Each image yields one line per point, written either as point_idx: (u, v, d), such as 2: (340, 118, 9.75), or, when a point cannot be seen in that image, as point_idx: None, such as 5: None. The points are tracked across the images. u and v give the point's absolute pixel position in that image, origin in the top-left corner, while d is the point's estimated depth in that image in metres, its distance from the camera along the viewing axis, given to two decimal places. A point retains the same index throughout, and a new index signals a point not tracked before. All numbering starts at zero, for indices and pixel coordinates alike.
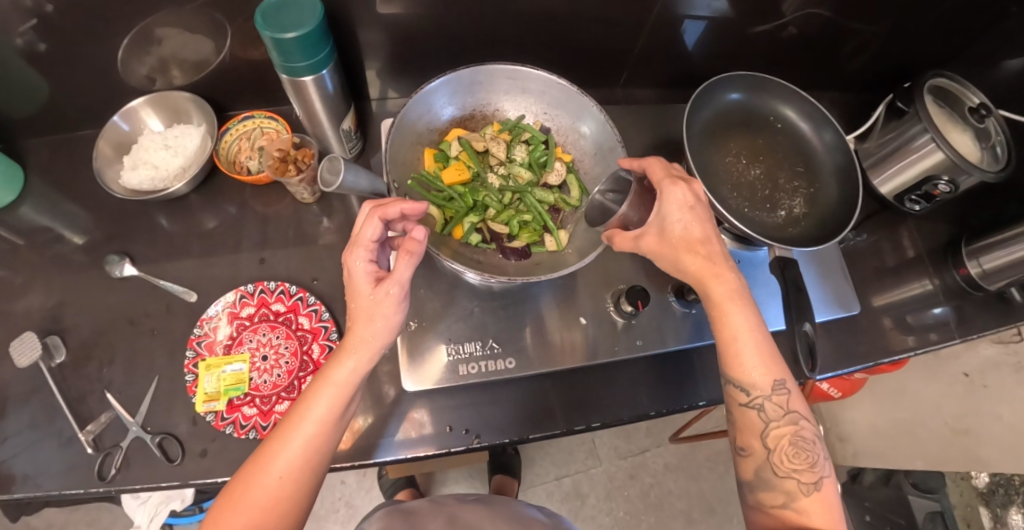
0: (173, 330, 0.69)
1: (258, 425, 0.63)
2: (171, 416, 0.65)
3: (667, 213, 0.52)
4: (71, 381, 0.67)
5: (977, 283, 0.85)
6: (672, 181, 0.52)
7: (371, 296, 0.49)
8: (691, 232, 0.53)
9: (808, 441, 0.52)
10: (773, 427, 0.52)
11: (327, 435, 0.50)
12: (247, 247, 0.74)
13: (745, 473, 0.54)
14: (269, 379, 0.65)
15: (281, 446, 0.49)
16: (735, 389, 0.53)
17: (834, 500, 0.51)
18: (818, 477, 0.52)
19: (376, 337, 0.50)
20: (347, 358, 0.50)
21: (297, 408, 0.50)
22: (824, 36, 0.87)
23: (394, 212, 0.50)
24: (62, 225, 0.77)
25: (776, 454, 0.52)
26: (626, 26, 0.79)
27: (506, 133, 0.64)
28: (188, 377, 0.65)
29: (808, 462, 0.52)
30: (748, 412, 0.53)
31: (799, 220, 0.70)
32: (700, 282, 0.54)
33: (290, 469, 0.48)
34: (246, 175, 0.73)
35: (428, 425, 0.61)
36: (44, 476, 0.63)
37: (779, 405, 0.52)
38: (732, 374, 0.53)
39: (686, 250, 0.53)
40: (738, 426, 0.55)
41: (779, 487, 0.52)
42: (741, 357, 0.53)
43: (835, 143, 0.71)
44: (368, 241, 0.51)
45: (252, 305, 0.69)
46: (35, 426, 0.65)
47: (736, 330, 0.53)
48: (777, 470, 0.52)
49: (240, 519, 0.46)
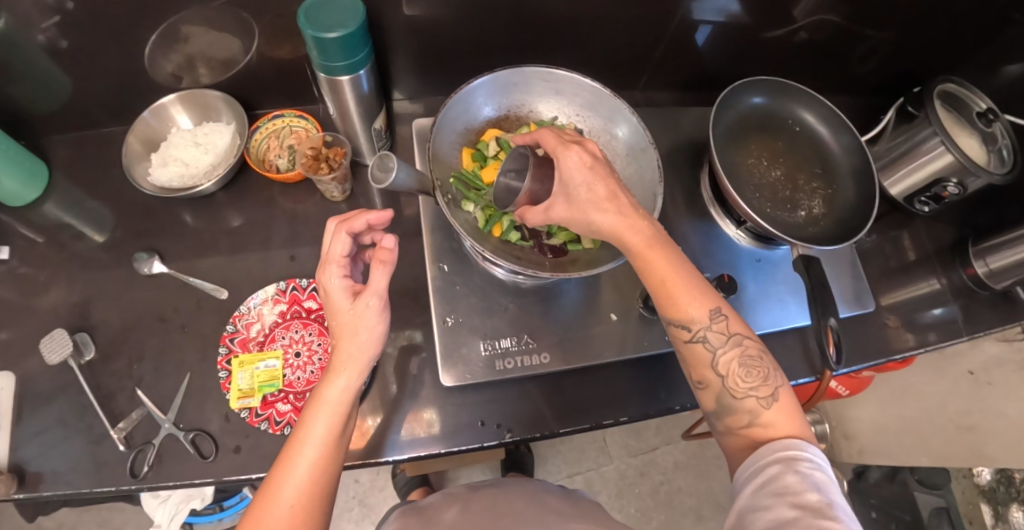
0: (203, 326, 0.69)
1: (293, 421, 0.63)
2: (203, 413, 0.65)
3: (569, 178, 0.51)
4: (100, 378, 0.67)
5: (984, 282, 0.88)
6: (564, 146, 0.52)
7: (351, 310, 0.50)
8: (594, 189, 0.52)
9: (756, 357, 0.52)
10: (720, 354, 0.52)
11: (332, 455, 0.49)
12: (277, 243, 0.74)
13: (707, 404, 0.53)
14: (302, 375, 0.66)
15: (285, 473, 0.47)
16: (676, 329, 0.53)
17: (795, 405, 0.51)
18: (774, 389, 0.51)
19: (362, 351, 0.50)
20: (338, 377, 0.50)
21: (295, 434, 0.49)
22: (834, 41, 0.89)
23: (361, 223, 0.51)
24: (85, 223, 0.77)
25: (729, 378, 0.52)
26: (645, 30, 0.81)
27: None
28: (222, 374, 0.65)
29: (761, 377, 0.52)
30: (694, 346, 0.53)
31: (818, 220, 0.72)
32: (618, 236, 0.52)
33: (300, 496, 0.47)
34: (277, 172, 0.73)
35: (438, 425, 0.62)
36: (73, 474, 0.63)
37: (721, 332, 0.52)
38: (670, 316, 0.53)
39: (595, 209, 0.52)
40: (689, 362, 0.54)
41: (741, 409, 0.51)
42: (673, 298, 0.52)
43: (853, 146, 0.73)
44: (340, 256, 0.52)
45: (284, 303, 0.69)
46: (65, 423, 0.65)
47: (661, 274, 0.53)
48: (735, 393, 0.52)
49: None
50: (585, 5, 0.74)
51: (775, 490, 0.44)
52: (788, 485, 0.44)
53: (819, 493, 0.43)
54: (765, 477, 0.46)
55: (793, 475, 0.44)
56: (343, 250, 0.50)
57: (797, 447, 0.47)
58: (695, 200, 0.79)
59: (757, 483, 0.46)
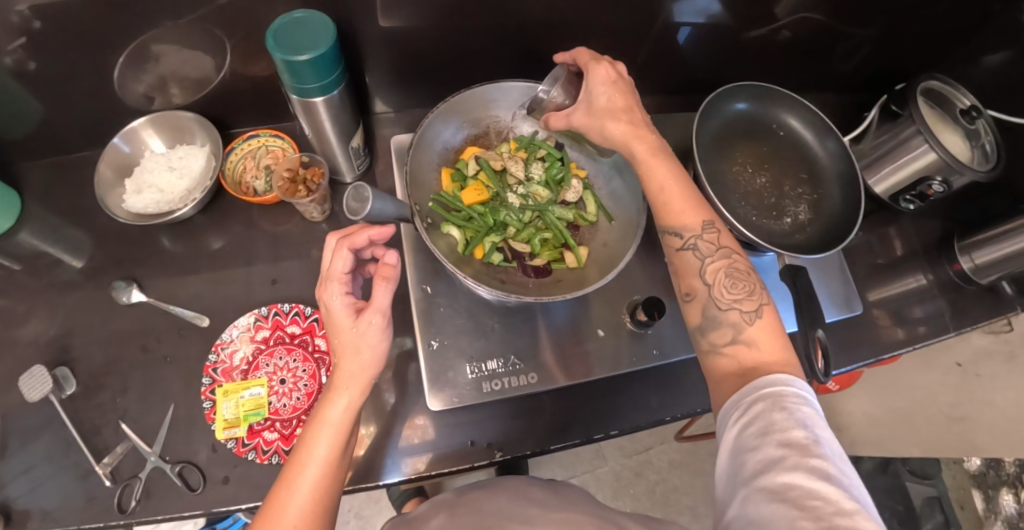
0: (188, 355, 0.68)
1: (280, 449, 0.63)
2: (190, 444, 0.64)
3: (592, 87, 0.54)
4: (84, 411, 0.66)
5: (969, 278, 0.88)
6: (595, 59, 0.54)
7: (354, 329, 0.48)
8: (614, 100, 0.55)
9: (742, 271, 0.51)
10: (709, 262, 0.51)
11: (335, 473, 0.47)
12: (258, 266, 0.73)
13: (692, 318, 0.51)
14: (288, 402, 0.65)
15: (288, 494, 0.45)
16: (670, 235, 0.52)
17: (780, 325, 0.49)
18: (759, 304, 0.49)
19: (365, 370, 0.49)
20: (339, 395, 0.48)
21: (296, 455, 0.47)
22: (818, 39, 0.88)
23: (363, 238, 0.49)
24: (62, 251, 0.75)
25: (716, 288, 0.51)
26: (627, 34, 0.80)
27: (522, 151, 0.64)
28: (207, 404, 0.65)
29: (747, 291, 0.50)
30: (685, 254, 0.52)
31: (805, 227, 0.72)
32: (625, 143, 0.54)
33: (303, 517, 0.44)
34: (254, 195, 0.71)
35: (432, 431, 0.62)
36: (62, 510, 0.62)
37: (712, 241, 0.51)
38: (665, 221, 0.53)
39: (611, 118, 0.54)
40: (678, 273, 0.53)
41: (724, 322, 0.49)
42: (672, 202, 0.52)
43: (839, 151, 0.73)
44: (341, 273, 0.50)
45: (267, 328, 0.68)
46: (50, 459, 0.64)
47: (662, 182, 0.53)
48: (720, 304, 0.50)
49: None
50: (563, 12, 0.72)
51: (761, 429, 0.40)
52: (774, 422, 0.39)
53: (807, 430, 0.39)
54: (748, 416, 0.41)
55: (780, 413, 0.40)
56: (345, 268, 0.48)
57: (784, 382, 0.42)
58: None
59: (741, 423, 0.41)
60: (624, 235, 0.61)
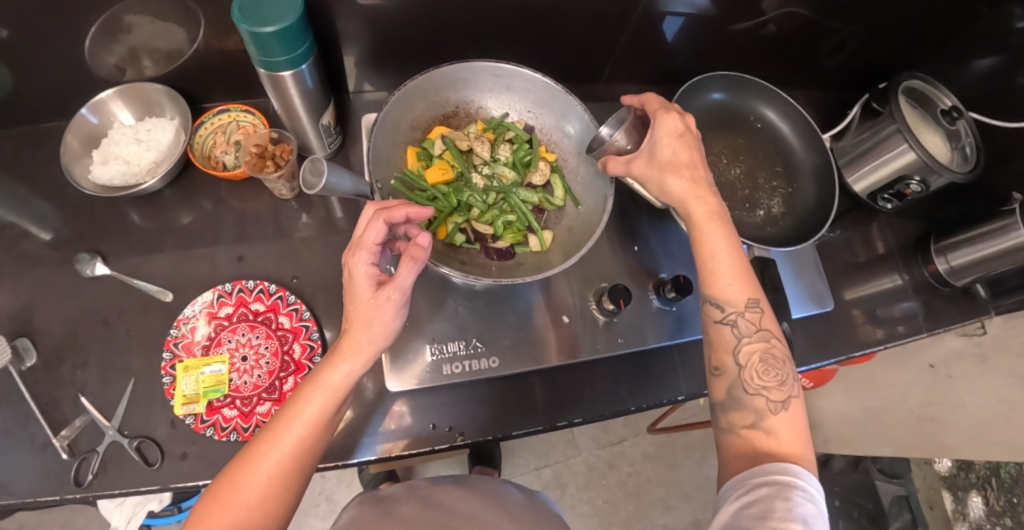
0: (151, 330, 0.67)
1: (239, 427, 0.62)
2: (149, 419, 0.64)
3: (657, 137, 0.54)
4: (43, 384, 0.65)
5: (945, 279, 0.88)
6: (666, 109, 0.55)
7: (371, 300, 0.48)
8: (680, 155, 0.55)
9: (778, 358, 0.50)
10: (744, 342, 0.51)
11: (320, 433, 0.49)
12: (224, 244, 0.72)
13: (717, 393, 0.51)
14: (249, 379, 0.64)
15: (270, 446, 0.46)
16: (710, 306, 0.52)
17: (805, 422, 0.48)
18: (788, 396, 0.49)
19: (373, 342, 0.49)
20: (343, 361, 0.49)
21: (287, 410, 0.48)
22: (804, 34, 0.87)
23: (401, 213, 0.50)
24: (28, 222, 0.74)
25: (747, 370, 0.50)
26: (608, 20, 0.78)
27: (489, 132, 0.62)
28: (166, 379, 0.64)
29: (779, 380, 0.49)
30: (722, 328, 0.52)
31: (777, 220, 0.71)
32: (682, 203, 0.54)
33: (277, 470, 0.46)
34: (223, 170, 0.70)
35: (409, 417, 0.62)
36: (17, 483, 0.61)
37: (752, 320, 0.51)
38: (708, 291, 0.52)
39: (673, 171, 0.54)
40: (712, 345, 0.53)
41: (748, 406, 0.49)
42: (717, 272, 0.51)
43: (814, 144, 0.72)
44: (372, 243, 0.50)
45: (231, 305, 0.68)
46: (6, 431, 0.63)
47: (712, 249, 0.52)
48: (748, 388, 0.50)
49: (229, 517, 0.44)
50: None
51: (759, 512, 0.41)
52: (774, 508, 0.41)
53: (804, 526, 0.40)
54: (750, 496, 0.43)
55: (782, 502, 0.41)
56: (376, 239, 0.48)
57: (794, 474, 0.43)
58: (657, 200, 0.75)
59: (742, 501, 0.43)
60: (590, 221, 0.60)
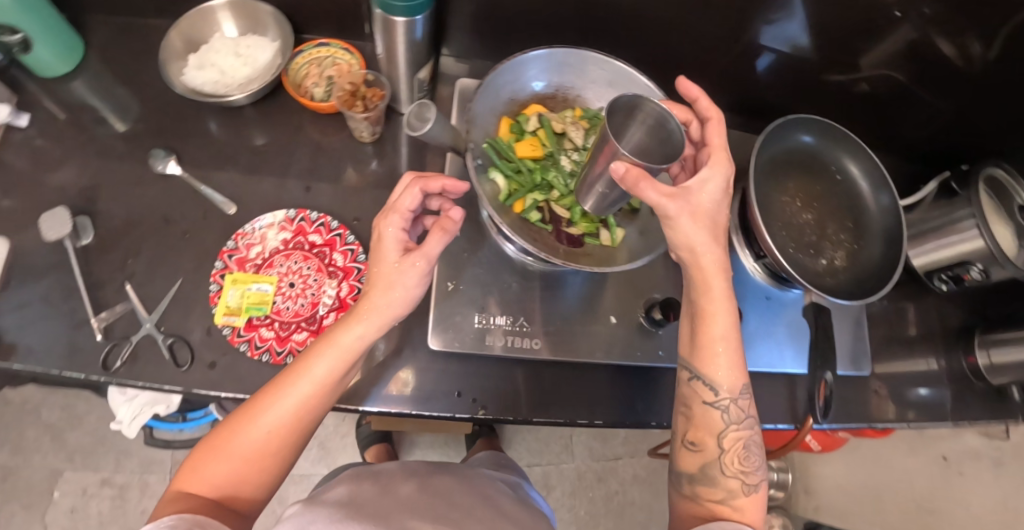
0: (205, 237, 0.68)
1: (272, 349, 0.63)
2: (186, 322, 0.64)
3: (714, 190, 0.51)
4: (94, 264, 0.66)
5: (981, 373, 0.87)
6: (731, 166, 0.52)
7: (396, 264, 0.50)
8: (718, 219, 0.52)
9: (756, 446, 0.52)
10: (732, 428, 0.52)
11: (323, 396, 0.49)
12: (294, 172, 0.73)
13: (687, 465, 0.52)
14: (292, 305, 0.65)
15: (273, 401, 0.47)
16: (706, 386, 0.52)
17: (763, 502, 0.52)
18: (758, 480, 0.51)
19: (390, 306, 0.50)
20: (358, 323, 0.49)
21: (295, 366, 0.49)
22: (898, 100, 0.87)
23: (437, 185, 0.53)
24: (111, 109, 0.76)
25: (728, 454, 0.51)
26: (710, 41, 0.78)
27: (585, 120, 0.63)
28: (213, 287, 0.65)
29: (753, 466, 0.52)
30: (712, 410, 0.52)
31: (837, 272, 0.70)
32: (705, 275, 0.51)
33: (278, 426, 0.47)
34: (312, 100, 0.71)
35: (436, 385, 0.62)
36: (48, 353, 0.62)
37: (744, 408, 0.52)
38: (709, 372, 0.52)
39: (713, 232, 0.51)
40: (695, 422, 0.53)
41: (721, 485, 0.51)
42: (722, 355, 0.52)
43: (891, 209, 0.72)
44: (405, 209, 0.53)
45: (289, 231, 0.69)
46: (50, 301, 0.64)
47: (724, 332, 0.52)
48: (724, 469, 0.51)
49: (221, 467, 0.45)
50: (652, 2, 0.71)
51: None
52: None
53: None
54: None
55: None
56: (412, 205, 0.51)
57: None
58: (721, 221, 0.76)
59: None
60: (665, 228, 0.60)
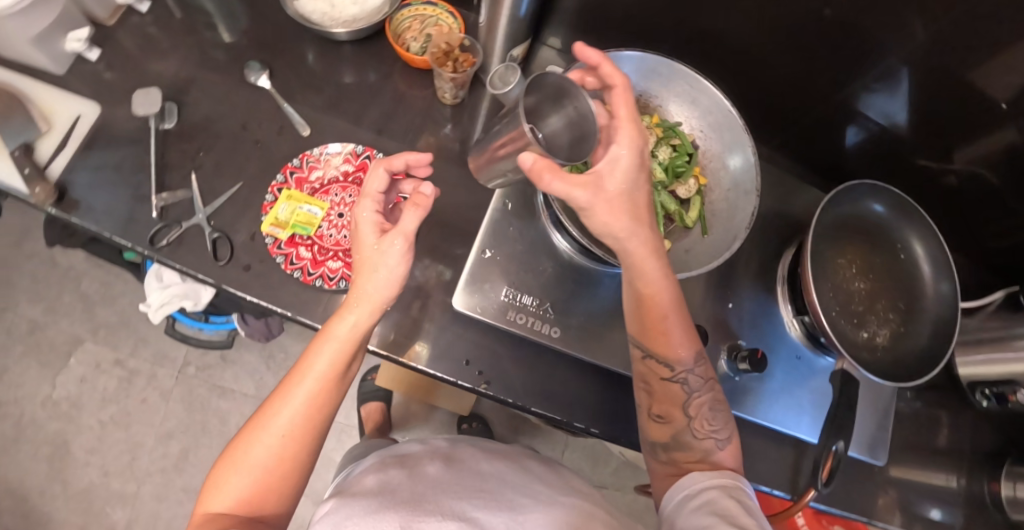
0: (274, 152, 0.71)
1: (305, 269, 0.65)
2: (235, 223, 0.67)
3: (627, 168, 0.47)
4: (170, 149, 0.70)
5: (1002, 505, 0.81)
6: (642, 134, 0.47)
7: (377, 245, 0.50)
8: (635, 199, 0.49)
9: (720, 403, 0.56)
10: (695, 395, 0.54)
11: (329, 390, 0.50)
12: (372, 115, 0.76)
13: (659, 437, 0.54)
14: (335, 234, 0.67)
15: (280, 405, 0.48)
16: (662, 365, 0.54)
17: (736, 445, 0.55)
18: (728, 433, 0.55)
19: (378, 291, 0.50)
20: (350, 312, 0.50)
21: (298, 366, 0.50)
22: (987, 204, 0.81)
23: (401, 162, 0.53)
24: (220, 15, 0.78)
25: (695, 420, 0.54)
26: (806, 90, 0.76)
27: (659, 129, 0.62)
28: (268, 197, 0.68)
29: (722, 420, 0.55)
30: (674, 384, 0.54)
31: (876, 349, 0.68)
32: (637, 263, 0.51)
33: (292, 425, 0.48)
34: (408, 52, 0.74)
35: (449, 350, 0.64)
36: (110, 217, 0.67)
37: (701, 374, 0.55)
38: (661, 351, 0.53)
39: (633, 215, 0.49)
40: (657, 397, 0.55)
41: (697, 447, 0.53)
42: (667, 332, 0.53)
43: (948, 297, 0.68)
44: (374, 192, 0.53)
45: (352, 166, 0.71)
46: (125, 171, 0.69)
47: (664, 311, 0.52)
48: (696, 433, 0.53)
49: (243, 479, 0.46)
50: (756, 35, 0.70)
51: (714, 509, 0.44)
52: (720, 500, 0.45)
53: (745, 509, 0.44)
54: (701, 496, 0.47)
55: (727, 501, 0.45)
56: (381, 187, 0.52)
57: (732, 479, 0.49)
58: (769, 270, 0.74)
59: (693, 499, 0.47)
60: (710, 252, 0.59)
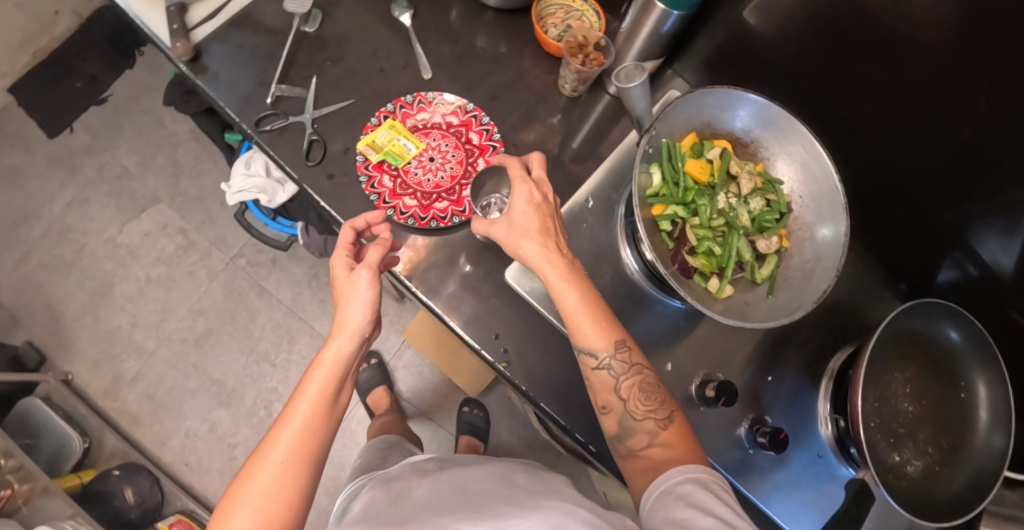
0: (391, 84, 0.74)
1: (380, 196, 0.67)
2: (334, 134, 0.71)
3: (516, 205, 0.56)
4: (302, 50, 0.74)
5: None
6: (521, 177, 0.56)
7: (346, 278, 0.53)
8: (537, 222, 0.56)
9: (654, 385, 0.55)
10: (623, 380, 0.54)
11: (323, 416, 0.49)
12: (492, 80, 0.75)
13: (610, 428, 0.55)
14: (418, 174, 0.69)
15: (278, 435, 0.47)
16: (585, 354, 0.54)
17: (689, 430, 0.54)
18: (670, 412, 0.54)
19: (353, 316, 0.52)
20: (333, 339, 0.51)
21: (292, 395, 0.50)
22: None
23: (362, 219, 0.58)
24: None
25: (631, 401, 0.54)
26: (922, 190, 0.67)
27: (761, 178, 0.62)
28: (373, 120, 0.71)
29: (659, 401, 0.54)
30: (599, 372, 0.54)
31: (904, 477, 0.64)
32: (538, 269, 0.55)
33: (291, 451, 0.46)
34: (545, 34, 0.73)
35: (482, 320, 0.65)
36: (231, 91, 0.72)
37: (624, 359, 0.54)
38: (577, 343, 0.54)
39: (528, 237, 0.55)
40: (594, 388, 0.56)
41: (640, 430, 0.53)
42: (579, 323, 0.54)
43: (997, 453, 0.63)
44: (347, 243, 0.57)
45: (457, 119, 0.72)
46: (258, 56, 0.73)
47: (568, 306, 0.54)
48: (636, 415, 0.54)
49: (245, 519, 0.43)
50: (882, 104, 0.63)
51: (692, 501, 0.43)
52: (700, 494, 0.44)
53: (725, 503, 0.43)
54: (680, 489, 0.45)
55: (705, 493, 0.44)
56: (348, 238, 0.56)
57: (710, 473, 0.47)
58: (819, 360, 0.70)
59: (672, 492, 0.45)
60: (769, 314, 0.58)
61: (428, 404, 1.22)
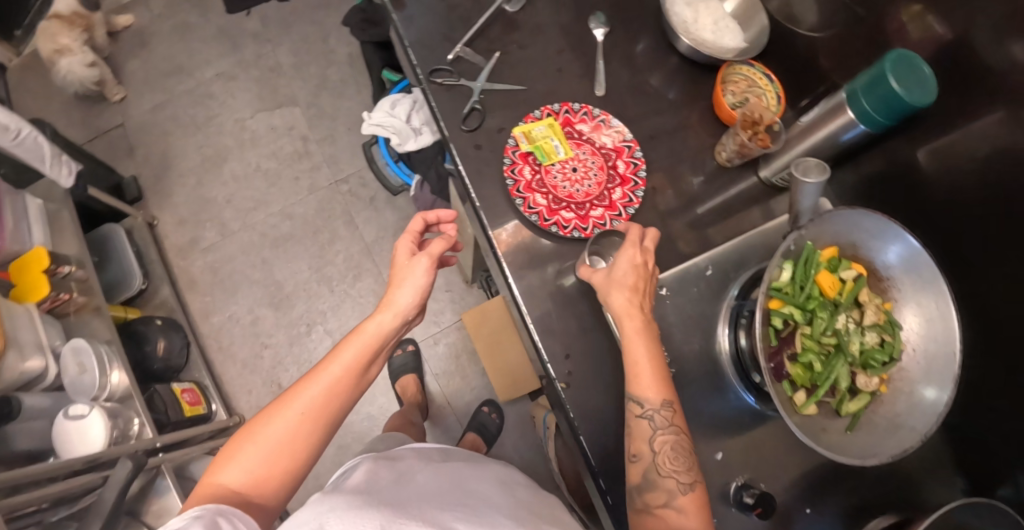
0: (562, 87, 0.76)
1: (517, 182, 0.70)
2: (494, 110, 0.74)
3: (619, 260, 0.59)
4: (496, 25, 0.78)
5: None
6: (633, 242, 0.60)
7: (406, 263, 0.58)
8: (633, 276, 0.59)
9: (686, 449, 0.55)
10: (660, 433, 0.55)
11: (349, 379, 0.53)
12: (654, 119, 0.77)
13: (634, 477, 0.55)
14: (557, 177, 0.71)
15: (306, 385, 0.52)
16: (634, 401, 0.56)
17: (706, 502, 0.54)
18: (693, 479, 0.54)
19: (403, 298, 0.57)
20: (379, 313, 0.56)
21: (328, 354, 0.54)
22: None
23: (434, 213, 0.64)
24: None
25: (660, 455, 0.55)
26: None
27: (886, 315, 0.61)
28: (536, 113, 0.74)
29: (687, 465, 0.55)
30: (641, 421, 0.56)
31: None
32: (618, 318, 0.57)
33: (314, 403, 0.51)
34: (722, 97, 0.74)
35: (558, 333, 0.66)
36: (419, 37, 0.76)
37: (666, 415, 0.55)
38: (631, 389, 0.56)
39: (620, 288, 0.58)
40: (631, 434, 0.57)
41: (662, 486, 0.54)
42: (638, 372, 0.56)
43: None
44: (414, 234, 0.62)
45: (611, 142, 0.74)
46: (455, 16, 0.78)
47: (635, 357, 0.56)
48: (660, 470, 0.54)
49: (257, 452, 0.48)
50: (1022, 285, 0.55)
51: None
52: None
53: None
54: None
55: None
56: (416, 227, 0.61)
57: None
58: (863, 515, 0.67)
59: None
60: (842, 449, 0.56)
61: (450, 386, 1.24)
